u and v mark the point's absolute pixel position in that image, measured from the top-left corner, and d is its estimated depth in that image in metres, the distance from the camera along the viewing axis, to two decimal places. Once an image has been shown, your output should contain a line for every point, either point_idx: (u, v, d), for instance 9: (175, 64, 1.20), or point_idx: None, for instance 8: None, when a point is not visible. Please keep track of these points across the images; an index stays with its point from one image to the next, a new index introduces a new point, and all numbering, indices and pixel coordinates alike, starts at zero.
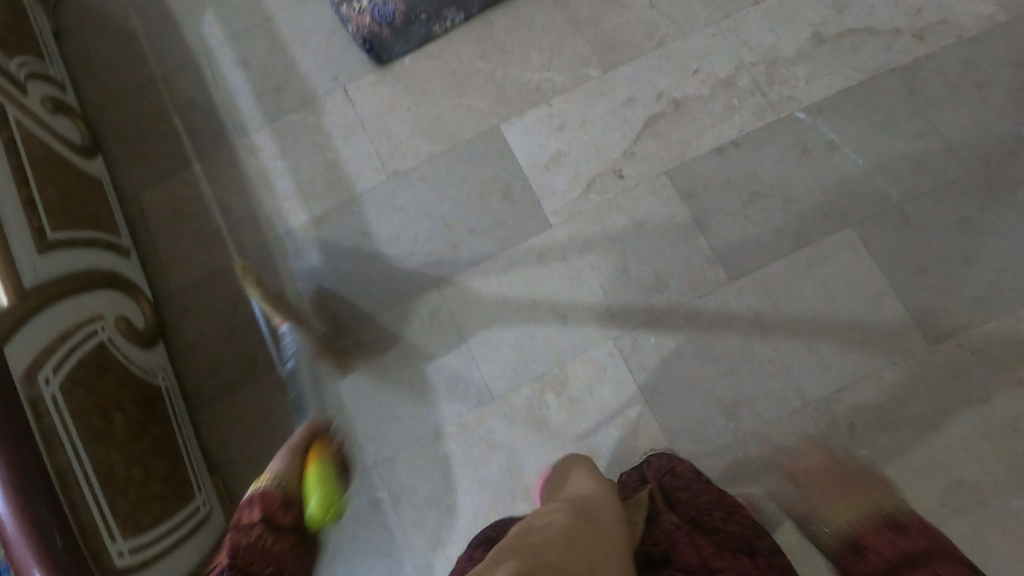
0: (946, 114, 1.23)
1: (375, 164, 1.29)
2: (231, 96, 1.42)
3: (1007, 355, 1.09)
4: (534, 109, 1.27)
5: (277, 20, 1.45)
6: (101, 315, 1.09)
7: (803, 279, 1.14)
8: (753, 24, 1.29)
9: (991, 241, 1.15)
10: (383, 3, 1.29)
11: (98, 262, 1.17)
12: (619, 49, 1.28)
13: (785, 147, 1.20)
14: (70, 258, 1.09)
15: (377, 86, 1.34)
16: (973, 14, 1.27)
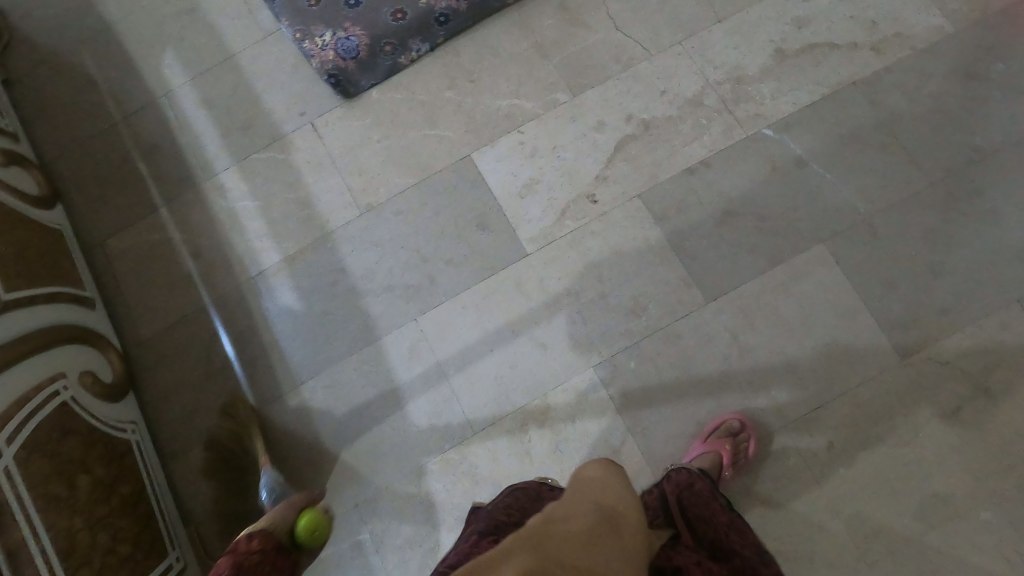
0: (906, 125, 1.27)
1: (346, 199, 1.27)
2: (195, 135, 1.39)
3: (971, 362, 1.17)
4: (505, 136, 1.26)
5: (240, 57, 1.42)
6: (64, 373, 1.06)
7: (779, 298, 1.17)
8: (717, 43, 1.31)
9: (953, 253, 1.21)
10: (347, 38, 1.30)
11: (60, 318, 1.13)
12: (586, 73, 1.28)
13: (754, 166, 1.22)
14: (30, 316, 1.05)
15: (345, 120, 1.32)
16: (926, 25, 1.31)
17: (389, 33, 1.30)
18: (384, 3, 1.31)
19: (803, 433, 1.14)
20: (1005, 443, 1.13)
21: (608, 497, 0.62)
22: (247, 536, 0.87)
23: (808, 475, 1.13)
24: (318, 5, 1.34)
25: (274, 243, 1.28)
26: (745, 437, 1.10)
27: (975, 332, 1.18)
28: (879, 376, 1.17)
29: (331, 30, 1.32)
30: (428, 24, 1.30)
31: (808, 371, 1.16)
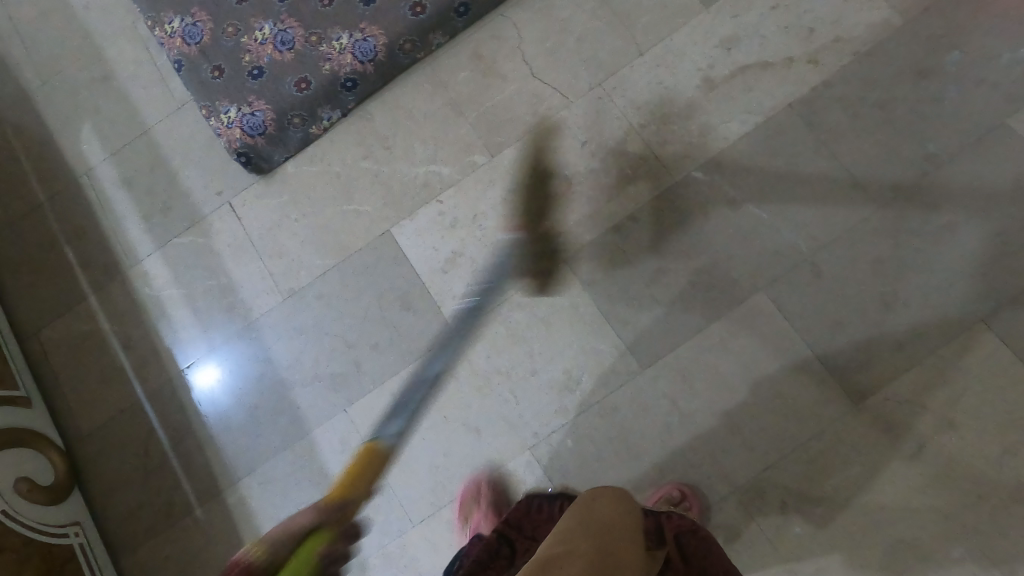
0: (849, 145, 1.12)
1: (269, 284, 1.24)
2: (119, 220, 1.34)
3: (934, 401, 1.06)
4: (423, 209, 1.22)
5: (155, 133, 1.36)
6: None
7: (716, 356, 1.12)
8: (638, 78, 1.19)
9: (906, 284, 1.08)
10: (252, 114, 1.25)
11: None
12: (504, 129, 1.22)
13: (683, 215, 1.14)
14: None
15: (262, 200, 1.27)
16: (866, 23, 1.15)
17: (295, 105, 1.24)
18: (287, 72, 1.25)
19: (752, 497, 1.08)
20: (972, 492, 1.03)
21: (595, 524, 0.62)
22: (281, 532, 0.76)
23: (761, 540, 1.07)
24: (221, 77, 1.27)
25: (202, 333, 1.26)
26: (687, 504, 1.06)
27: (936, 369, 1.06)
28: (828, 427, 1.08)
29: (236, 105, 1.26)
30: (335, 91, 1.24)
31: (752, 429, 1.10)
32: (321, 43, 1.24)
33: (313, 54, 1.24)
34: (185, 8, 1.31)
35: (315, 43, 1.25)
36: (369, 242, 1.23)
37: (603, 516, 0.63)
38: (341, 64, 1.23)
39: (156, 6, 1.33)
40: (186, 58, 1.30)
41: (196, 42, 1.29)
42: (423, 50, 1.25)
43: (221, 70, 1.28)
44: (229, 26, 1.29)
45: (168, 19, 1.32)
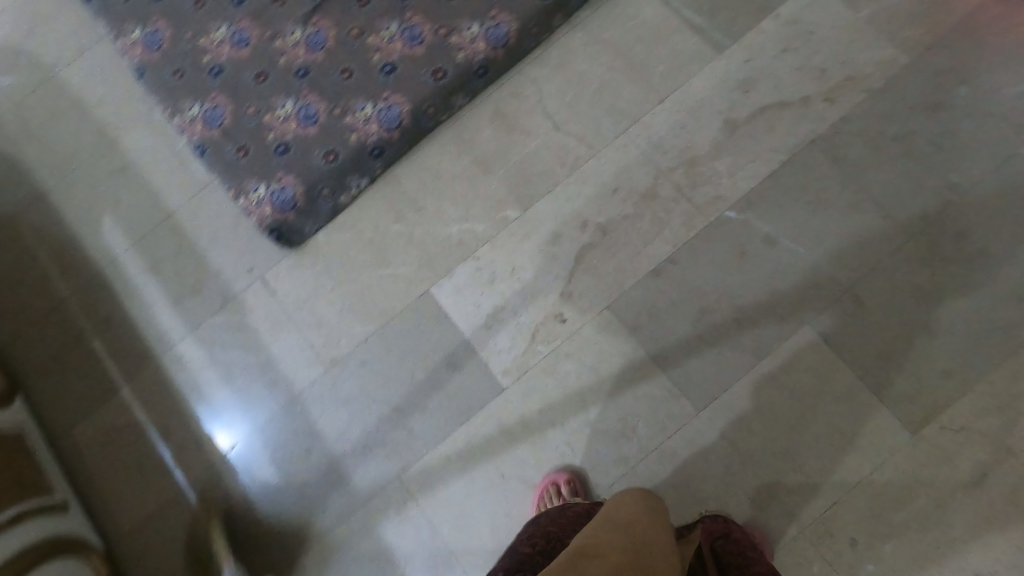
0: (873, 177, 1.17)
1: (310, 356, 1.23)
2: (146, 305, 1.31)
3: (992, 426, 1.06)
4: (460, 266, 1.22)
5: (178, 215, 1.34)
6: None
7: (772, 392, 1.11)
8: (663, 125, 1.23)
9: (947, 309, 1.10)
10: (282, 190, 1.25)
11: (38, 533, 1.08)
12: (534, 182, 1.23)
13: (722, 254, 1.16)
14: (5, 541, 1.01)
15: (295, 272, 1.27)
16: (876, 60, 1.21)
17: (323, 177, 1.24)
18: (313, 145, 1.26)
19: (823, 538, 1.06)
20: None
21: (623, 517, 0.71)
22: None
23: None
24: (246, 156, 1.28)
25: (242, 411, 1.23)
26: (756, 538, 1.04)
27: (989, 392, 1.07)
28: (891, 457, 1.07)
29: (264, 183, 1.26)
30: (362, 159, 1.25)
31: (816, 463, 1.08)
32: (345, 114, 1.26)
33: (338, 126, 1.26)
34: (204, 93, 1.32)
35: (339, 115, 1.26)
36: (409, 305, 1.22)
37: (632, 510, 0.73)
38: (367, 133, 1.24)
39: (173, 94, 1.34)
40: (209, 142, 1.30)
41: (218, 125, 1.30)
42: (446, 113, 1.27)
43: (246, 150, 1.28)
44: (250, 106, 1.30)
45: (186, 105, 1.32)
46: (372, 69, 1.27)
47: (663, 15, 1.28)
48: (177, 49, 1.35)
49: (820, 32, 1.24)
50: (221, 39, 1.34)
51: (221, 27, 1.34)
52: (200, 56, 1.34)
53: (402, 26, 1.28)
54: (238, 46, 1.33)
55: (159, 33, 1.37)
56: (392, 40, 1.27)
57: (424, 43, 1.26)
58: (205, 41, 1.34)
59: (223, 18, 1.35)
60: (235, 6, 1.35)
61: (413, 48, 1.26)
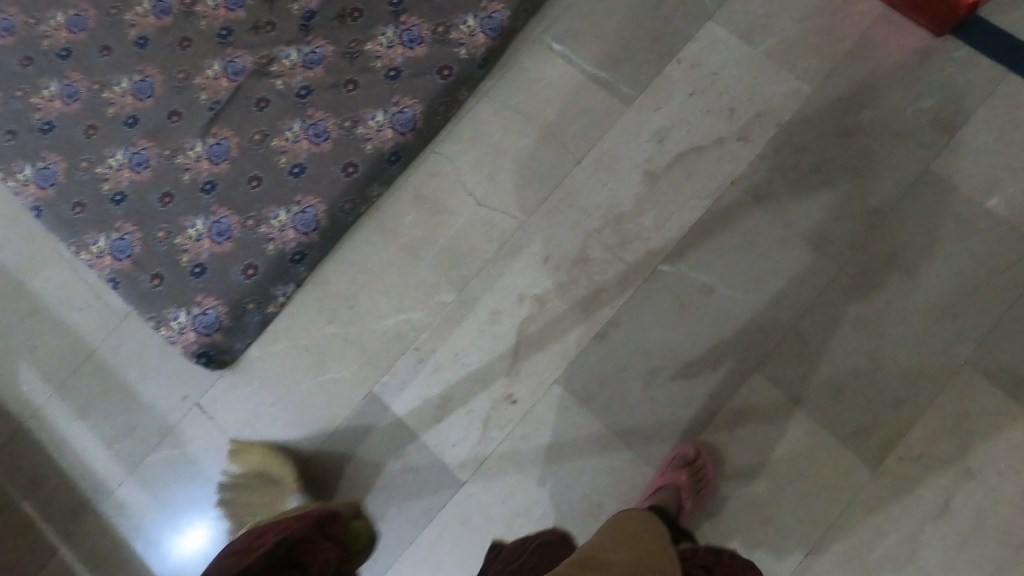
0: (795, 211, 1.18)
1: (261, 479, 1.19)
2: (80, 454, 1.24)
3: (946, 449, 1.07)
4: (402, 359, 1.19)
5: (102, 351, 1.27)
6: None
7: (733, 444, 1.09)
8: (584, 186, 1.21)
9: (886, 335, 1.12)
10: (203, 313, 1.20)
11: None
12: (464, 263, 1.21)
13: (662, 311, 1.14)
14: None
15: (233, 392, 1.22)
16: (781, 93, 1.23)
17: (246, 292, 1.19)
18: (231, 262, 1.20)
19: None
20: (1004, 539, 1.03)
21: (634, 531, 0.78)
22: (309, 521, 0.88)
23: None
24: (161, 283, 1.21)
25: (196, 549, 1.19)
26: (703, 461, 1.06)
27: (936, 414, 1.09)
28: (857, 497, 1.06)
29: (184, 308, 1.20)
30: (284, 267, 1.20)
31: (784, 509, 1.07)
32: (259, 224, 1.20)
33: (254, 238, 1.20)
34: (108, 223, 1.25)
35: (253, 226, 1.21)
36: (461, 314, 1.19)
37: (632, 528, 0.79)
38: (284, 240, 1.20)
39: (76, 228, 1.26)
40: (121, 274, 1.24)
41: (128, 255, 1.24)
42: (364, 205, 1.23)
43: (160, 277, 1.22)
44: (159, 230, 1.23)
45: (91, 238, 1.25)
46: (281, 173, 1.22)
47: (568, 74, 1.26)
48: (74, 181, 1.28)
49: (722, 72, 1.24)
50: (119, 163, 1.27)
51: (117, 151, 1.28)
52: (100, 184, 1.27)
53: (305, 124, 1.23)
54: (138, 168, 1.26)
55: (52, 167, 1.29)
56: (297, 139, 1.23)
57: (331, 138, 1.22)
58: (103, 168, 1.27)
59: (117, 141, 1.28)
60: (129, 128, 1.28)
61: (319, 145, 1.22)
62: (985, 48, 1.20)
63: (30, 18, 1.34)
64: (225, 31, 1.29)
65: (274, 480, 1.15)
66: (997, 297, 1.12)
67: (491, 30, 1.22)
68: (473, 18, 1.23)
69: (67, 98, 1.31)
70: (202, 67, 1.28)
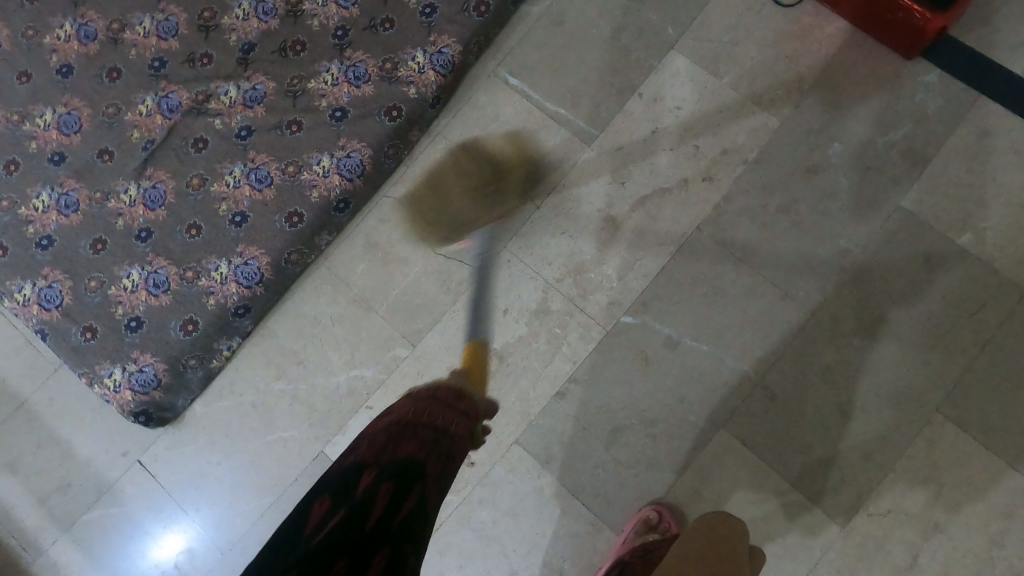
0: (763, 257, 1.13)
1: (206, 543, 1.13)
2: (11, 516, 1.17)
3: (913, 505, 1.03)
4: (355, 418, 1.13)
5: (32, 404, 1.19)
6: None
7: (696, 505, 1.05)
8: (543, 232, 1.15)
9: (854, 386, 1.07)
10: (141, 370, 1.12)
11: None
12: (418, 315, 1.15)
13: (624, 364, 1.10)
14: None
15: (176, 451, 1.16)
16: (748, 130, 1.16)
17: (186, 348, 1.12)
18: (168, 316, 1.13)
19: None
20: None
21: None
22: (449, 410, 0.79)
23: None
24: (94, 337, 1.13)
25: None
26: (667, 525, 1.01)
27: (905, 469, 1.04)
28: (822, 557, 1.03)
29: (119, 365, 1.13)
30: (227, 321, 1.13)
31: None
32: (198, 276, 1.13)
33: (193, 291, 1.13)
34: (34, 270, 1.16)
35: (192, 278, 1.13)
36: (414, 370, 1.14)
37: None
38: (226, 293, 1.12)
39: None
40: (50, 326, 1.15)
41: (57, 305, 1.15)
42: (312, 254, 1.15)
43: (92, 330, 1.14)
44: (90, 279, 1.15)
45: (14, 286, 1.16)
46: (220, 222, 1.14)
47: (524, 110, 1.19)
48: None
49: (686, 106, 1.18)
50: (44, 204, 1.17)
51: (41, 191, 1.17)
52: (23, 227, 1.17)
53: (247, 167, 1.15)
54: (66, 212, 1.17)
55: None
56: (238, 184, 1.14)
57: (273, 184, 1.14)
58: (27, 209, 1.17)
59: (42, 180, 1.18)
60: (55, 166, 1.18)
61: (262, 192, 1.14)
62: (959, 76, 1.13)
63: None
64: (157, 63, 1.18)
65: (270, 443, 1.14)
66: (971, 344, 1.07)
67: (441, 66, 1.14)
68: (422, 53, 1.15)
69: None
70: (134, 102, 1.18)
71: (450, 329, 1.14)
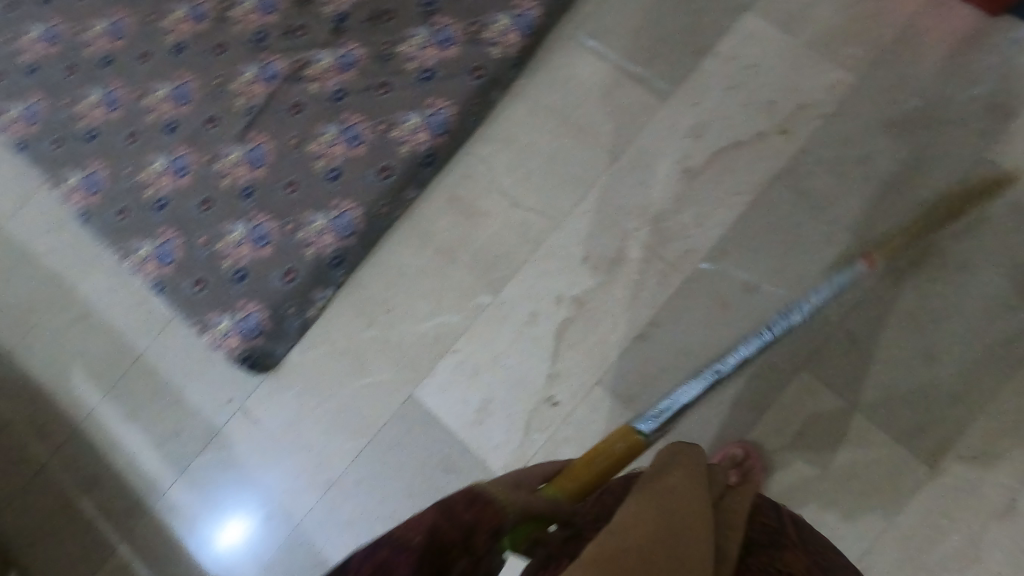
0: (843, 206, 1.13)
1: (305, 481, 1.21)
2: (132, 457, 1.27)
3: (1009, 447, 1.01)
4: (442, 363, 1.19)
5: (147, 356, 1.28)
6: None
7: (779, 445, 1.06)
8: (620, 185, 1.20)
9: (943, 330, 1.06)
10: (246, 318, 1.21)
11: None
12: (500, 265, 1.20)
13: (704, 309, 1.13)
14: None
15: (276, 395, 1.24)
16: (824, 85, 1.18)
17: (287, 297, 1.20)
18: (271, 267, 1.21)
19: None
20: None
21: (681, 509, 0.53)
22: (473, 505, 0.50)
23: None
24: (205, 289, 1.23)
25: (242, 543, 1.21)
26: (753, 460, 1.04)
27: (999, 412, 1.02)
28: (912, 496, 1.02)
29: (227, 313, 1.22)
30: (323, 271, 1.20)
31: (836, 510, 1.04)
32: (297, 230, 1.21)
33: (293, 243, 1.21)
34: (151, 229, 1.26)
35: (291, 231, 1.21)
36: (498, 316, 1.19)
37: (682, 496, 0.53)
38: (322, 245, 1.20)
39: (119, 235, 1.27)
40: (165, 280, 1.25)
41: (171, 261, 1.25)
42: (400, 208, 1.22)
43: (203, 283, 1.23)
44: (200, 236, 1.24)
45: (135, 245, 1.27)
46: (317, 178, 1.22)
47: (601, 71, 1.24)
48: (118, 188, 1.28)
49: (762, 64, 1.20)
50: (160, 170, 1.27)
51: (158, 158, 1.28)
52: (141, 191, 1.27)
53: (340, 127, 1.23)
54: (178, 175, 1.27)
55: (96, 174, 1.29)
56: (332, 144, 1.23)
57: (365, 142, 1.22)
58: (145, 175, 1.28)
59: (158, 148, 1.28)
60: (169, 134, 1.28)
61: (355, 149, 1.22)
62: None
63: (72, 26, 1.34)
64: (259, 35, 1.28)
65: (362, 386, 1.21)
66: None
67: (524, 28, 1.22)
68: (506, 17, 1.22)
69: (108, 105, 1.30)
70: (238, 72, 1.27)
71: (532, 278, 1.19)
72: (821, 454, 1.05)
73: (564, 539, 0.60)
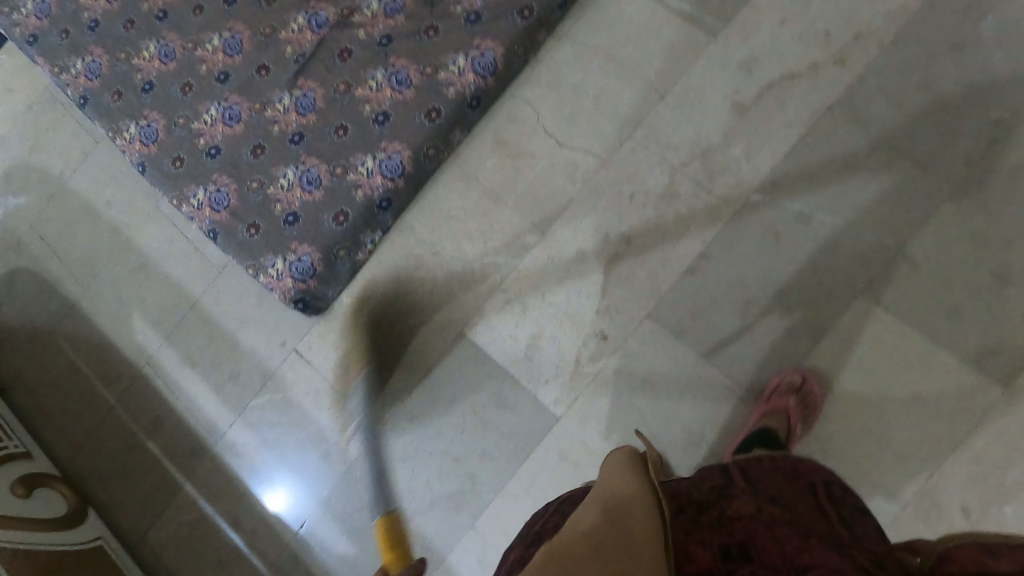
0: (905, 133, 1.09)
1: (358, 420, 1.23)
2: (191, 399, 1.31)
3: None
4: (490, 301, 1.20)
5: (204, 302, 1.33)
6: None
7: (838, 373, 1.05)
8: (667, 121, 1.19)
9: (1014, 252, 1.01)
10: (299, 260, 1.23)
11: None
12: (546, 204, 1.21)
13: (758, 239, 1.11)
14: None
15: (328, 336, 1.27)
16: (883, 14, 1.13)
17: (338, 239, 1.22)
18: (322, 210, 1.24)
19: (929, 511, 0.99)
20: None
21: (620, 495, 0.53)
22: None
23: None
24: (258, 233, 1.26)
25: (300, 482, 1.24)
26: (810, 387, 1.03)
27: None
28: (982, 421, 0.99)
29: (280, 256, 1.24)
30: (371, 214, 1.22)
31: (900, 436, 1.02)
32: (347, 172, 1.24)
33: (343, 185, 1.23)
34: (205, 176, 1.30)
35: (341, 174, 1.24)
36: (546, 254, 1.19)
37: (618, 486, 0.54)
38: (371, 187, 1.22)
39: (174, 182, 1.31)
40: (219, 225, 1.28)
41: (225, 207, 1.28)
42: (446, 150, 1.24)
43: (256, 227, 1.26)
44: (253, 181, 1.28)
45: (190, 192, 1.30)
46: (366, 121, 1.24)
47: (646, 8, 1.22)
48: (174, 137, 1.32)
49: None
50: (213, 118, 1.31)
51: (211, 107, 1.32)
52: (196, 140, 1.31)
53: (387, 72, 1.25)
54: (231, 123, 1.30)
55: (153, 125, 1.34)
56: (379, 88, 1.25)
57: (412, 85, 1.23)
58: (199, 123, 1.32)
59: (211, 97, 1.32)
60: (221, 84, 1.32)
61: (402, 93, 1.23)
62: None
63: None
64: None
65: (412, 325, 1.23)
66: None
67: None
68: None
69: (164, 58, 1.35)
70: (287, 22, 1.30)
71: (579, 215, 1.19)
72: (882, 381, 1.03)
73: (529, 544, 0.62)
